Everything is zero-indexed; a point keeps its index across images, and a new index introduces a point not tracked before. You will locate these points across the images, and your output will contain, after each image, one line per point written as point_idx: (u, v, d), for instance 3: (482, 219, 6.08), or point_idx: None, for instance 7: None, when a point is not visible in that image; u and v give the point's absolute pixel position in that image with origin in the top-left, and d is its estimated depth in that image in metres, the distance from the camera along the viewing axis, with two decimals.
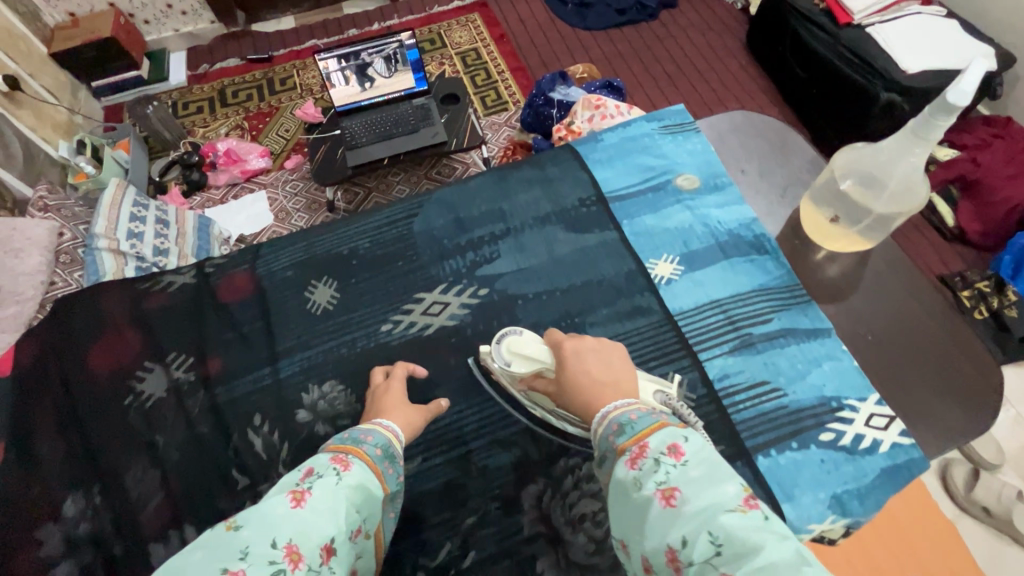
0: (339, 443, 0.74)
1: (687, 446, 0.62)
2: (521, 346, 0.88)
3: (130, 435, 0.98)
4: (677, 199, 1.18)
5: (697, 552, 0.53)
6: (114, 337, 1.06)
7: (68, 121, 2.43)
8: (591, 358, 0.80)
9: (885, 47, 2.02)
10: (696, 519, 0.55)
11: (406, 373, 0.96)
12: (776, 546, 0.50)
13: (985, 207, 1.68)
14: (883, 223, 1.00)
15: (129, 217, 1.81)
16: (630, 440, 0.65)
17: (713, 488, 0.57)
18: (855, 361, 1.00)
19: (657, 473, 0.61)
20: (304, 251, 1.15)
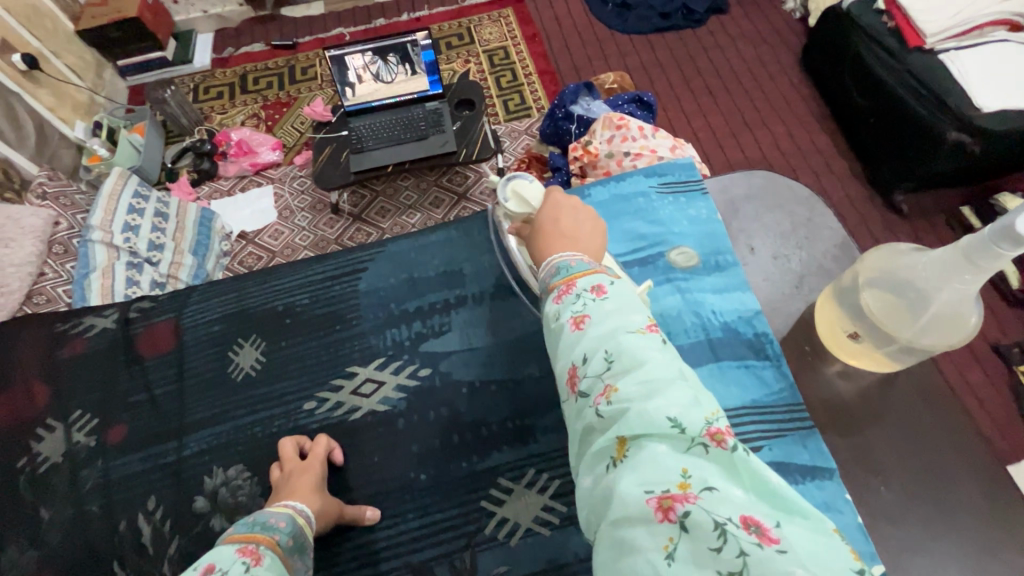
0: (244, 532, 0.64)
1: (613, 286, 0.53)
2: (525, 191, 0.81)
3: (16, 505, 0.88)
4: (667, 278, 1.00)
5: (591, 368, 0.48)
6: (20, 389, 0.98)
7: (88, 101, 2.39)
8: (560, 203, 0.69)
9: (959, 77, 1.73)
10: (598, 337, 0.49)
11: (325, 450, 0.87)
12: (667, 364, 0.46)
13: None
14: (914, 351, 0.80)
15: (127, 209, 1.72)
16: (562, 278, 0.56)
17: (620, 312, 0.50)
18: (861, 517, 0.80)
19: (575, 302, 0.53)
20: (237, 302, 1.03)
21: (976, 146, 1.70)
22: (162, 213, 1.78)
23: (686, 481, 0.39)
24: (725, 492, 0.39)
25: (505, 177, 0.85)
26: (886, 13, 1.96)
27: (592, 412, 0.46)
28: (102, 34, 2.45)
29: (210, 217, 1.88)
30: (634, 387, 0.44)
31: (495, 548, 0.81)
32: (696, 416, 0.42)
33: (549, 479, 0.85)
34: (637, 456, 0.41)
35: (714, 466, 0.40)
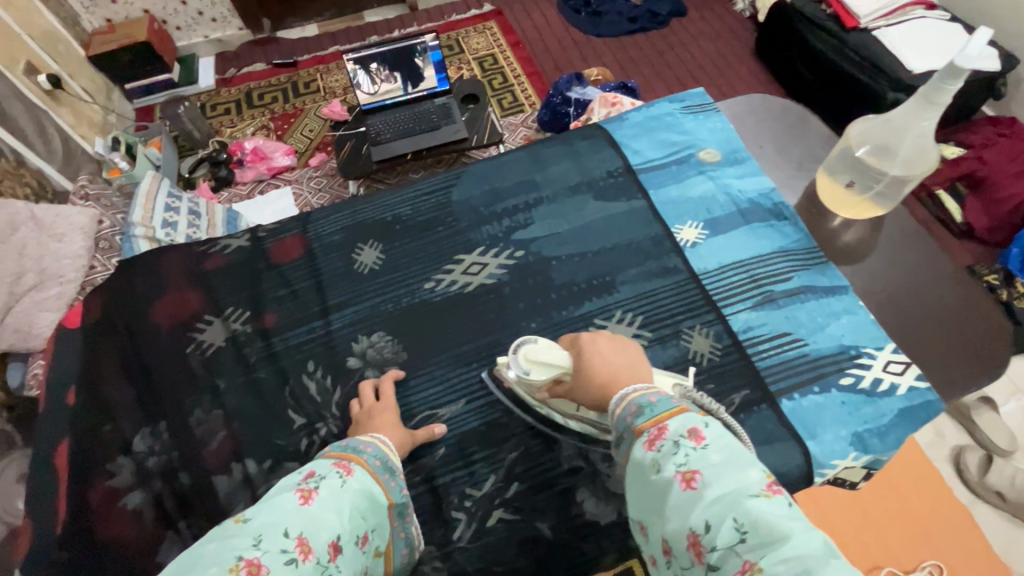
0: (339, 451, 0.78)
1: (708, 431, 0.63)
2: (539, 354, 0.90)
3: (194, 378, 1.04)
4: (700, 171, 1.26)
5: (721, 540, 0.54)
6: (176, 294, 1.14)
7: (102, 120, 2.56)
8: (604, 346, 0.84)
9: (893, 50, 2.10)
10: (720, 504, 0.55)
11: (391, 383, 1.01)
12: (804, 537, 0.51)
13: (993, 202, 1.75)
14: (894, 187, 1.08)
15: (165, 208, 1.87)
16: (649, 422, 0.67)
17: (735, 471, 0.58)
18: (872, 316, 1.06)
19: (678, 456, 0.62)
20: (350, 218, 1.23)
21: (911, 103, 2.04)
22: (195, 211, 1.93)
23: None
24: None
25: (512, 351, 0.94)
26: (824, 3, 2.35)
27: None
28: (115, 58, 2.64)
29: (236, 217, 2.04)
30: (777, 565, 0.49)
31: None
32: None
33: (634, 315, 1.08)
34: None
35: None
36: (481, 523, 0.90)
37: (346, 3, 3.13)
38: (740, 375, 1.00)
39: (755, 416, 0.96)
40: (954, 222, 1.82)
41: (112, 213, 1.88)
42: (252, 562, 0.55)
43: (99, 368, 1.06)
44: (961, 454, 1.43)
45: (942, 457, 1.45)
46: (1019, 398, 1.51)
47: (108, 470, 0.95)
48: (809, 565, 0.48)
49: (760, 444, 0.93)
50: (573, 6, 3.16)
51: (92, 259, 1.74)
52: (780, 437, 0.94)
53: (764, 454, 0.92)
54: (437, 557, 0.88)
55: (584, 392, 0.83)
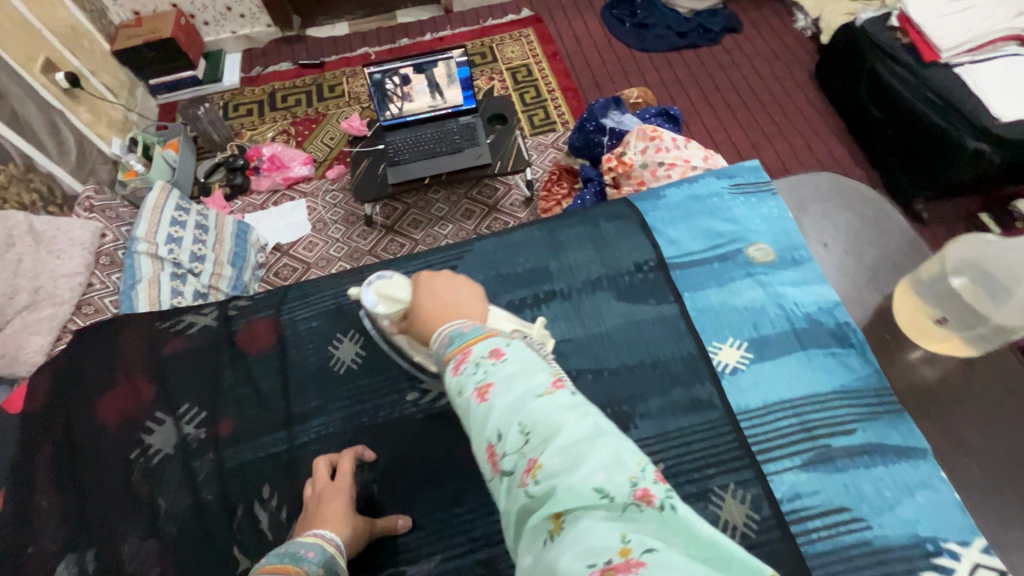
0: (274, 563, 0.65)
1: (509, 348, 0.58)
2: (389, 289, 0.89)
3: (132, 495, 0.90)
4: (748, 273, 1.05)
5: (510, 445, 0.49)
6: (126, 382, 1.00)
7: (123, 118, 2.47)
8: (438, 281, 0.77)
9: (976, 92, 1.79)
10: (508, 410, 0.51)
11: (352, 461, 0.87)
12: (578, 423, 0.48)
13: None
14: (998, 334, 0.87)
15: (170, 222, 1.76)
16: (456, 349, 0.60)
17: (524, 379, 0.53)
18: (956, 493, 0.84)
19: (477, 374, 0.56)
20: (333, 299, 1.07)
21: (997, 154, 1.75)
22: (203, 224, 1.80)
23: (625, 546, 0.40)
24: (672, 550, 0.40)
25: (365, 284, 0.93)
26: (900, 31, 2.04)
27: (522, 492, 0.47)
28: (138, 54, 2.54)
29: (246, 229, 1.90)
30: (554, 457, 0.46)
31: None
32: (618, 478, 0.44)
33: (654, 462, 0.89)
34: (572, 528, 0.42)
35: (650, 527, 0.41)
36: None
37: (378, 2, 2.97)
38: (781, 562, 0.80)
39: None
40: None
41: (118, 225, 1.75)
42: None
43: (28, 469, 0.93)
44: None
45: None
46: None
47: None
48: (579, 448, 0.46)
49: None
50: (619, 16, 2.91)
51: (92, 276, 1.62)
52: None
53: None
54: None
55: (417, 331, 0.75)
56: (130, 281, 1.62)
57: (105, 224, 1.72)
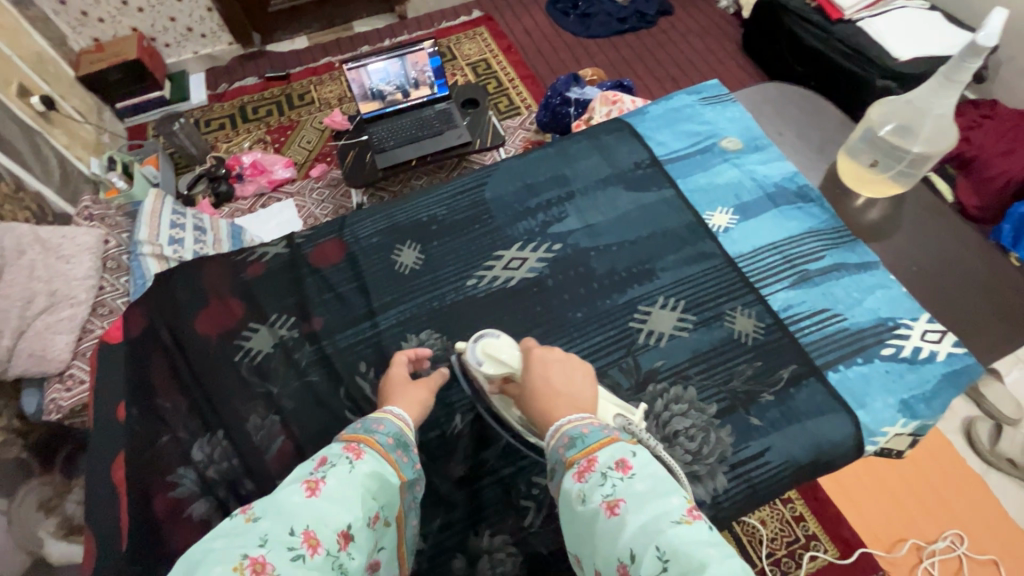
0: (350, 434, 0.76)
1: (636, 460, 0.64)
2: (497, 350, 0.91)
3: (246, 386, 1.05)
4: (724, 159, 1.29)
5: (645, 570, 0.53)
6: (219, 305, 1.15)
7: (96, 140, 2.52)
8: (549, 368, 0.84)
9: (878, 39, 2.16)
10: (642, 531, 0.56)
11: (405, 361, 0.97)
12: (720, 565, 0.50)
13: (983, 182, 1.82)
14: (916, 165, 1.13)
15: (170, 224, 1.79)
16: (580, 454, 0.69)
17: (657, 500, 0.58)
18: (905, 288, 1.10)
19: (605, 485, 0.63)
20: (387, 219, 1.24)
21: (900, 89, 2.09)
22: (201, 226, 1.86)
23: None
24: None
25: (474, 337, 0.95)
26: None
27: None
28: (105, 77, 2.61)
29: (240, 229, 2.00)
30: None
31: (651, 350, 1.06)
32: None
33: (676, 300, 1.11)
34: None
35: None
36: (550, 510, 0.92)
37: (335, 15, 3.14)
38: (787, 352, 1.03)
39: (805, 389, 0.99)
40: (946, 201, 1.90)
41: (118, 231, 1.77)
42: (257, 560, 0.53)
43: (148, 380, 1.06)
44: (972, 425, 1.55)
45: (954, 431, 1.57)
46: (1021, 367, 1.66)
47: (170, 481, 0.96)
48: None
49: (813, 416, 0.96)
50: (562, 9, 3.21)
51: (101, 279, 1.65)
52: (830, 408, 0.97)
53: (817, 424, 0.96)
54: (511, 544, 0.90)
55: (525, 403, 0.84)
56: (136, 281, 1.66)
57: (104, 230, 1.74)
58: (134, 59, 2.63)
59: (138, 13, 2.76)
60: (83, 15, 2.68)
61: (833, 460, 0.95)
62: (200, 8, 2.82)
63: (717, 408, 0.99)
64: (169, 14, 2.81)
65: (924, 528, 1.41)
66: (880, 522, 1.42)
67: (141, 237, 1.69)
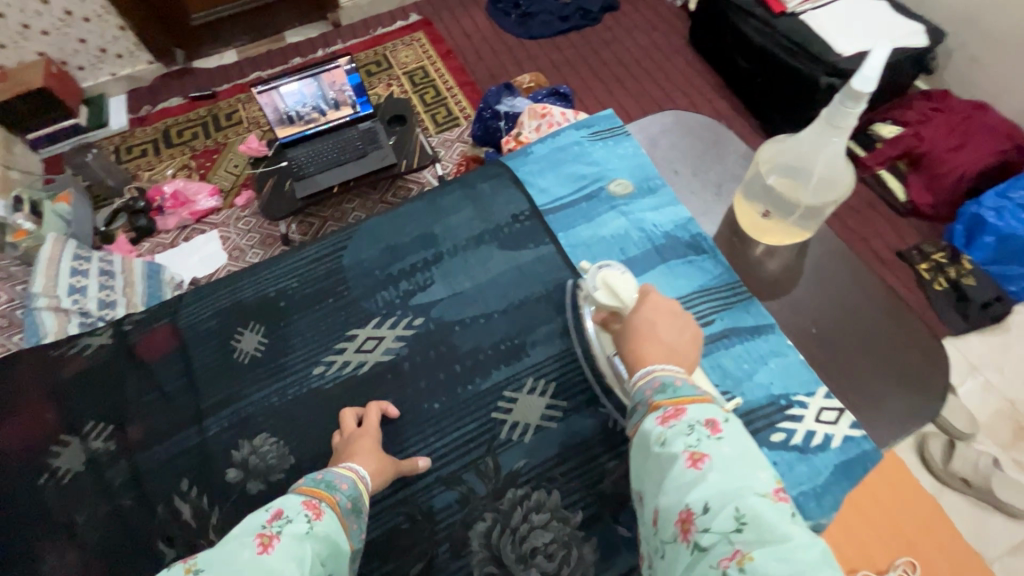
0: (310, 486, 0.69)
1: (726, 424, 0.60)
2: (616, 282, 0.86)
3: (49, 515, 0.91)
4: (611, 206, 1.16)
5: (718, 525, 0.52)
6: (29, 412, 1.00)
7: (3, 176, 2.12)
8: (656, 314, 0.78)
9: (819, 30, 2.02)
10: (723, 493, 0.54)
11: (378, 414, 0.93)
12: (803, 543, 0.49)
13: (935, 178, 1.69)
14: (812, 214, 0.99)
15: (70, 273, 1.66)
16: (668, 400, 0.64)
17: (743, 469, 0.55)
18: (801, 355, 0.98)
19: (689, 436, 0.60)
20: (230, 296, 1.10)
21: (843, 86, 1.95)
22: (106, 269, 1.70)
23: None
24: None
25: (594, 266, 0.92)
26: None
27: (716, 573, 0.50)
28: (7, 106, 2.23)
29: (157, 267, 1.79)
30: (771, 561, 0.48)
31: (514, 446, 0.93)
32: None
33: (546, 383, 0.98)
34: None
35: None
36: None
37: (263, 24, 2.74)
38: None
39: None
40: (898, 201, 1.77)
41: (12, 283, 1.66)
42: None
43: None
44: (924, 441, 1.40)
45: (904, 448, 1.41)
46: (976, 376, 1.49)
47: None
48: (802, 568, 0.47)
49: None
50: (503, 8, 2.91)
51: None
52: None
53: None
54: None
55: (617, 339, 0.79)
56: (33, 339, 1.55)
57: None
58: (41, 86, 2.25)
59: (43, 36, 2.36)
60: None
61: None
62: (111, 26, 2.43)
63: (582, 516, 0.86)
64: (78, 36, 2.41)
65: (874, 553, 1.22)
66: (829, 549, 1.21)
67: (36, 290, 1.58)
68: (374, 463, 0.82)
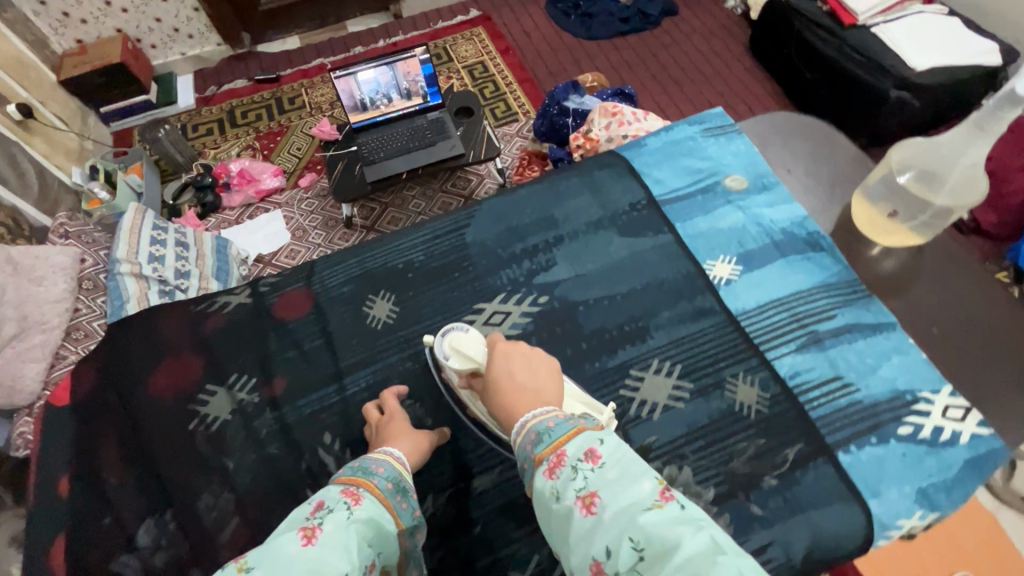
0: (348, 475, 0.70)
1: (602, 447, 0.60)
2: (463, 344, 0.85)
3: (200, 459, 0.96)
4: (727, 200, 1.19)
5: (621, 560, 0.50)
6: (174, 363, 1.05)
7: (79, 147, 2.22)
8: (510, 361, 0.76)
9: (894, 48, 1.95)
10: (616, 526, 0.52)
11: (396, 398, 0.95)
12: (692, 541, 0.49)
13: (997, 200, 1.62)
14: (939, 218, 1.02)
15: (150, 241, 1.64)
16: (548, 449, 0.62)
17: (628, 489, 0.54)
18: (924, 353, 1.00)
19: (576, 479, 0.58)
20: (360, 265, 1.15)
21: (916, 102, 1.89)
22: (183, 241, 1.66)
23: None
24: None
25: (441, 332, 0.90)
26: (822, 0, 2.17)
27: None
28: (85, 81, 2.30)
29: (227, 243, 1.75)
30: None
31: (642, 423, 0.96)
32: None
33: (672, 364, 1.01)
34: None
35: None
36: None
37: (329, 12, 2.80)
38: (794, 427, 0.94)
39: (812, 473, 0.89)
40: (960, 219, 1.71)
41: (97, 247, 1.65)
42: None
43: (94, 450, 0.98)
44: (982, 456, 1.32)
45: None
46: None
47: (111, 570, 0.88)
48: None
49: (819, 506, 0.87)
50: (563, 8, 2.90)
51: (78, 301, 1.53)
52: (839, 496, 0.87)
53: (826, 517, 0.86)
54: None
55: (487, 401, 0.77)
56: (117, 305, 1.52)
57: (82, 249, 1.62)
58: (118, 62, 2.32)
59: (122, 13, 2.44)
60: (65, 16, 2.35)
61: (843, 555, 0.86)
62: (186, 7, 2.50)
63: (714, 493, 0.89)
64: (154, 14, 2.48)
65: (926, 568, 1.18)
66: (880, 562, 1.20)
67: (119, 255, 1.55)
68: (411, 444, 0.85)
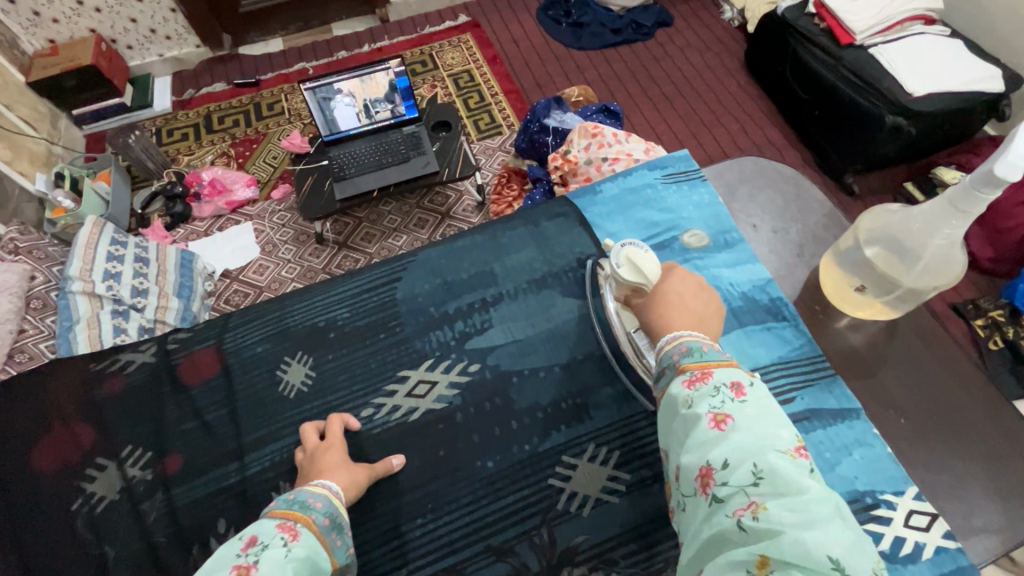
0: (284, 509, 0.70)
1: (750, 388, 0.62)
2: (638, 258, 0.86)
3: (77, 545, 0.88)
4: (684, 259, 1.08)
5: (736, 478, 0.55)
6: (63, 432, 0.97)
7: (45, 151, 2.03)
8: (683, 287, 0.78)
9: (891, 70, 1.76)
10: (745, 451, 0.56)
11: (341, 425, 0.91)
12: (818, 495, 0.52)
13: (997, 233, 1.47)
14: (913, 295, 0.91)
15: (106, 257, 1.53)
16: (695, 363, 0.65)
17: (767, 431, 0.58)
18: (889, 447, 0.90)
19: (714, 397, 0.61)
20: (277, 323, 1.05)
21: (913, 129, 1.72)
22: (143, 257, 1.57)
23: None
24: None
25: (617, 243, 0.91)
26: (817, 16, 1.95)
27: (731, 521, 0.53)
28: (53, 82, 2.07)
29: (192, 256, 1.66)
30: (783, 512, 0.51)
31: (572, 520, 0.87)
32: (852, 558, 0.48)
33: (609, 451, 0.91)
34: None
35: None
36: None
37: (312, 13, 2.55)
38: None
39: None
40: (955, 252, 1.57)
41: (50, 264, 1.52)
42: None
43: None
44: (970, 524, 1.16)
45: None
46: None
47: None
48: (816, 519, 0.50)
49: None
50: (553, 15, 2.63)
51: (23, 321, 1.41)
52: None
53: None
54: None
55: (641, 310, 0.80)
56: (66, 325, 1.42)
57: (32, 264, 1.50)
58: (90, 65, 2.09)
59: (96, 13, 2.22)
60: (36, 15, 2.13)
61: None
62: (163, 8, 2.27)
63: None
64: (129, 15, 2.26)
65: None
66: None
67: (71, 273, 1.46)
68: (348, 475, 0.82)
